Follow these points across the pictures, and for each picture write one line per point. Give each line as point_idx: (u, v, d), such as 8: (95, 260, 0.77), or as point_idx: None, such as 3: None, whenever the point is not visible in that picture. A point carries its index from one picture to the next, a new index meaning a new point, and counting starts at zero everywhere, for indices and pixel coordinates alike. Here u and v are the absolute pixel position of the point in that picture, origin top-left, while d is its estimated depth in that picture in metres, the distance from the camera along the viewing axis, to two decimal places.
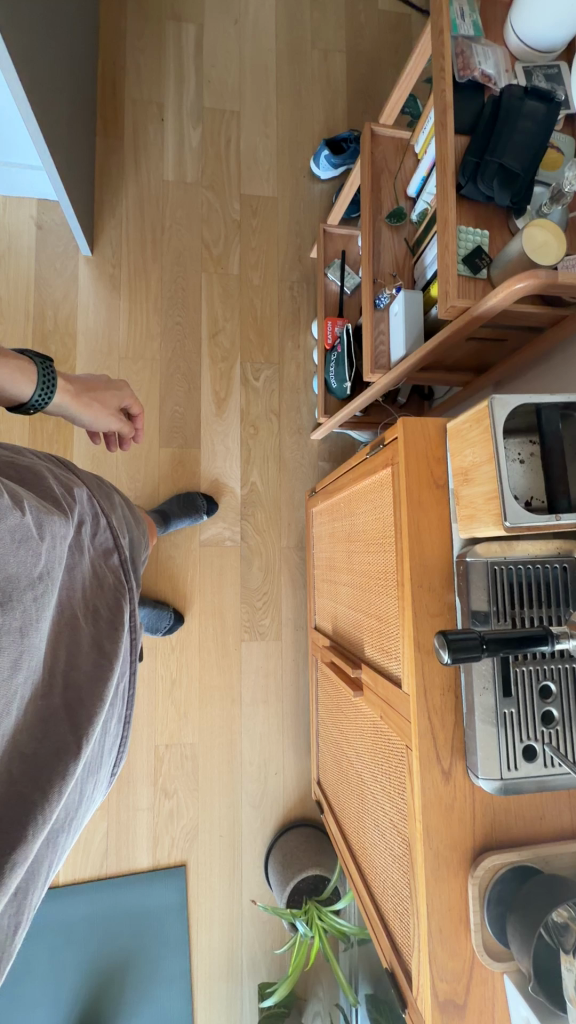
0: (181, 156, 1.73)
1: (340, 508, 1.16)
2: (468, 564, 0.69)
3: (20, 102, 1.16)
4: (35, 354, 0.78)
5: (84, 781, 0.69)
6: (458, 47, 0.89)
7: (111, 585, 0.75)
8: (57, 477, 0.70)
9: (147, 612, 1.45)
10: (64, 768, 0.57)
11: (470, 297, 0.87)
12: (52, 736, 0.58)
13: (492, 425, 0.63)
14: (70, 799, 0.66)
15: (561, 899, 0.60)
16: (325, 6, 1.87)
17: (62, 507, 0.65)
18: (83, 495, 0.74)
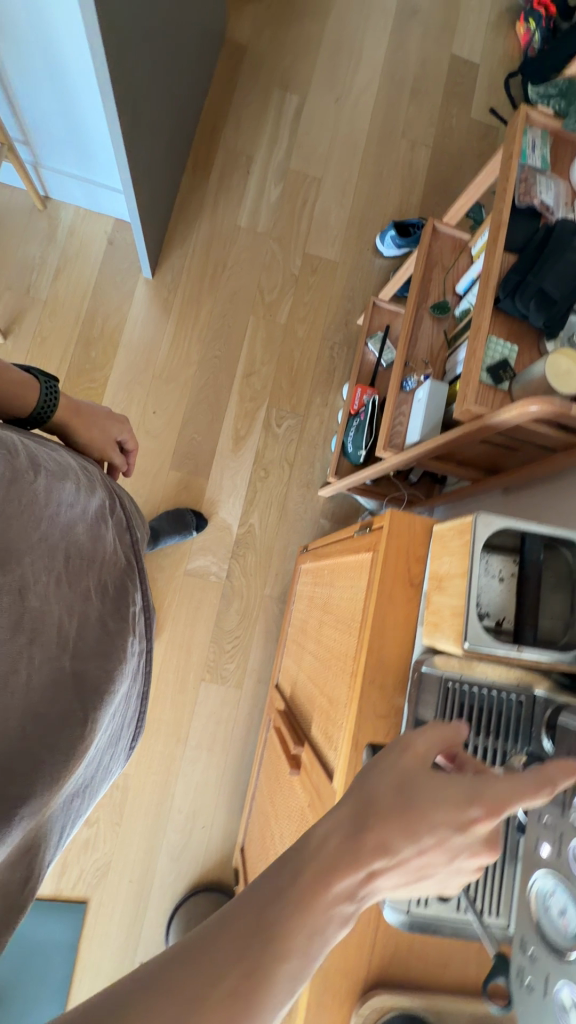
0: (257, 206, 1.83)
1: (322, 574, 1.15)
2: (422, 673, 0.68)
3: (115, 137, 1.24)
4: (39, 374, 0.82)
5: (104, 754, 0.78)
6: (523, 174, 0.94)
7: (128, 566, 0.80)
8: (78, 462, 0.78)
9: None
10: (71, 731, 0.60)
11: (487, 405, 0.88)
12: (62, 702, 0.61)
13: (471, 541, 0.63)
14: (92, 770, 0.75)
15: None
16: (421, 104, 1.99)
17: (77, 483, 0.72)
18: (101, 479, 0.81)
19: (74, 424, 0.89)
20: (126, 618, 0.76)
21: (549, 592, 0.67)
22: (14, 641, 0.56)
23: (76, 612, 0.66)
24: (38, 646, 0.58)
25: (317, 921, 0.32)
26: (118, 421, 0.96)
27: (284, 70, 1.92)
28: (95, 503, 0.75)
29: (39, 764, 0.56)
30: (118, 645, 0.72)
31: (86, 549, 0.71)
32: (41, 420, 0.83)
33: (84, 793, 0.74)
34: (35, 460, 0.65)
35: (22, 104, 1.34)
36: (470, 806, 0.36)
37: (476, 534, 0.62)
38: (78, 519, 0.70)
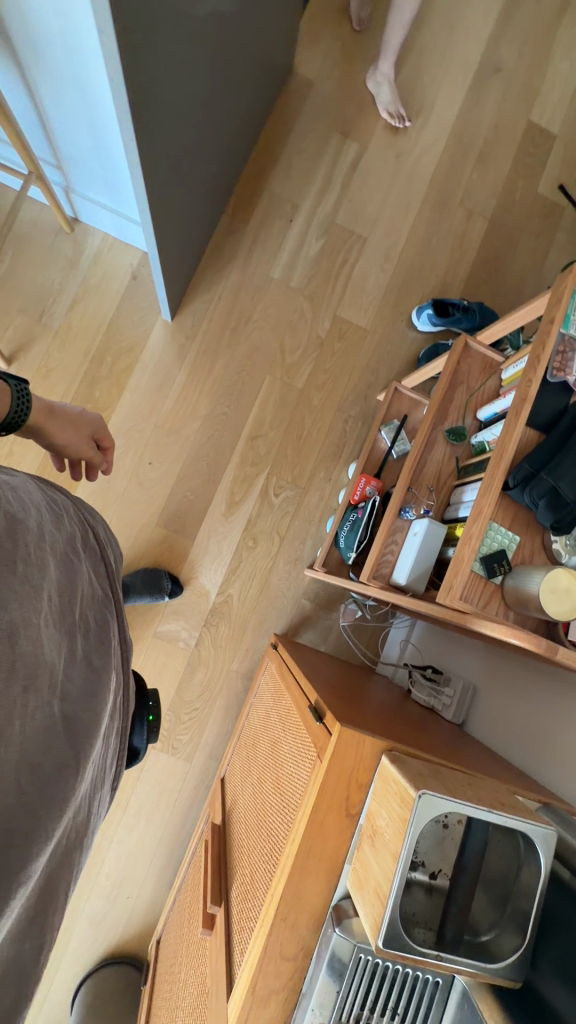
0: (294, 259, 1.74)
1: (281, 701, 1.09)
2: (336, 936, 0.62)
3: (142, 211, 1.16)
4: (10, 376, 0.71)
5: (94, 798, 0.78)
6: (560, 345, 0.86)
7: (107, 596, 0.80)
8: (42, 492, 0.71)
9: None
10: (62, 780, 0.61)
11: (473, 601, 0.81)
12: (57, 752, 0.61)
13: (410, 823, 0.58)
14: (84, 819, 0.74)
15: None
16: (486, 172, 1.87)
17: (47, 516, 0.67)
18: (69, 507, 0.76)
19: (52, 430, 0.83)
20: (108, 647, 0.77)
21: (494, 843, 0.66)
22: (10, 695, 0.53)
23: (65, 651, 0.64)
24: (33, 696, 0.56)
25: None
26: (91, 418, 0.91)
27: (347, 115, 1.81)
28: (66, 536, 0.70)
29: (35, 822, 0.55)
30: (102, 677, 0.73)
31: (69, 585, 0.68)
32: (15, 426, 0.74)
33: (83, 843, 0.75)
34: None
35: (56, 136, 1.27)
36: None
37: (417, 819, 0.57)
38: (54, 555, 0.66)
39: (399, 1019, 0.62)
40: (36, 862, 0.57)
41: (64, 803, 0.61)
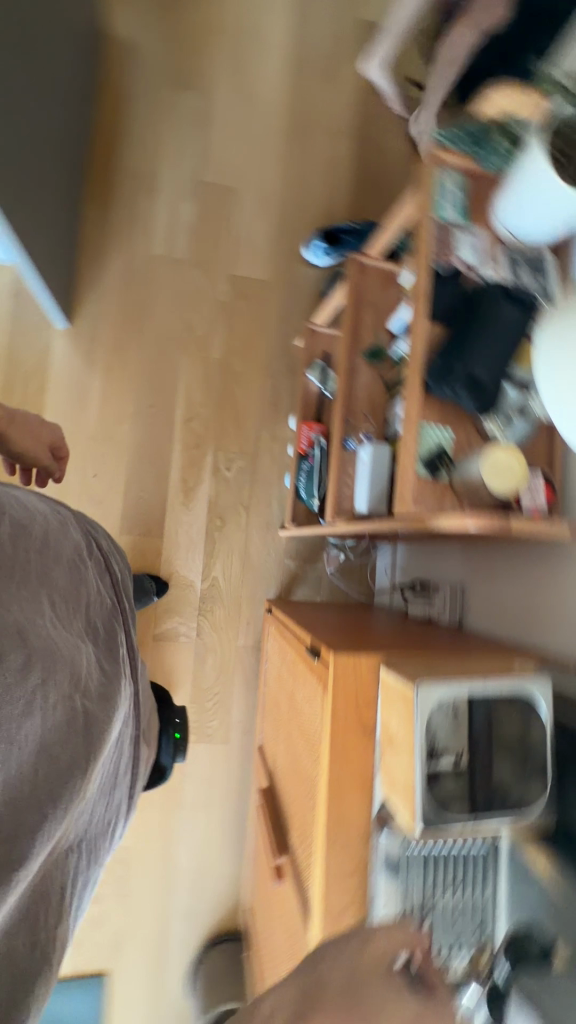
0: (172, 230, 1.68)
1: (287, 657, 1.12)
2: (384, 836, 0.66)
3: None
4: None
5: (106, 796, 0.82)
6: (442, 234, 0.86)
7: (113, 605, 0.86)
8: (50, 506, 0.82)
9: None
10: (81, 771, 0.66)
11: (428, 504, 0.82)
12: (76, 747, 0.66)
13: (416, 717, 0.61)
14: (96, 813, 0.78)
15: None
16: (337, 84, 1.80)
17: (50, 526, 0.76)
18: (73, 521, 0.86)
19: (7, 438, 0.80)
20: (115, 654, 0.82)
21: (506, 722, 0.68)
22: (27, 685, 0.59)
23: (77, 652, 0.70)
24: (51, 690, 0.62)
25: None
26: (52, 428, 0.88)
27: (178, 66, 1.71)
28: (69, 546, 0.79)
29: (55, 804, 0.60)
30: (113, 683, 0.78)
31: (72, 592, 0.76)
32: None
33: (85, 849, 0.76)
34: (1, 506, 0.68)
35: None
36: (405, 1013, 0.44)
37: (420, 710, 0.60)
38: (56, 563, 0.74)
39: (465, 894, 0.65)
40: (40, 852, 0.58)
41: (76, 798, 0.65)
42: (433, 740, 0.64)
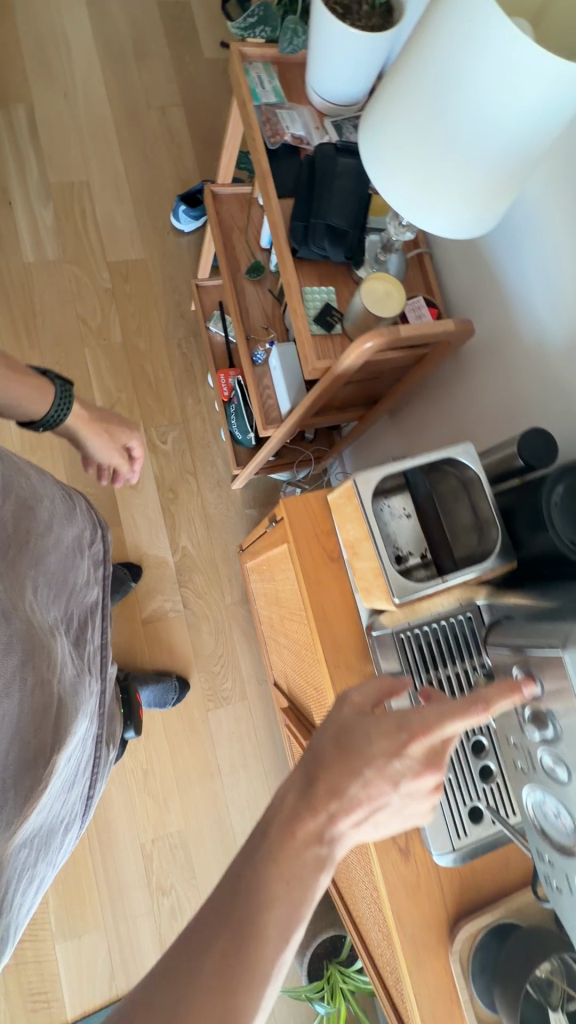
0: (37, 236, 1.69)
1: (264, 569, 1.14)
2: (375, 636, 0.69)
3: None
4: (55, 382, 0.97)
5: (69, 791, 0.84)
6: (264, 115, 0.91)
7: (92, 604, 0.94)
8: (63, 490, 0.88)
9: (150, 690, 1.44)
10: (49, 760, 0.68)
11: (330, 355, 0.87)
12: (46, 735, 0.68)
13: (361, 504, 0.64)
14: (56, 809, 0.80)
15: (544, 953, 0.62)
16: (152, 64, 1.87)
17: (56, 512, 0.82)
18: (81, 510, 0.92)
19: (90, 435, 1.07)
20: (81, 650, 0.87)
21: (460, 511, 0.68)
22: (8, 665, 0.62)
23: (55, 639, 0.75)
24: (30, 674, 0.65)
25: (293, 866, 0.45)
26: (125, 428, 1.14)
27: None
28: (71, 535, 0.86)
29: (19, 787, 0.62)
30: (80, 679, 0.82)
31: (59, 579, 0.82)
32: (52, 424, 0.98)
33: (37, 844, 0.74)
34: (9, 483, 0.72)
35: None
36: (401, 734, 0.47)
37: (362, 495, 0.63)
38: (52, 548, 0.80)
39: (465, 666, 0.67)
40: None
41: (41, 783, 0.67)
42: (396, 545, 0.67)
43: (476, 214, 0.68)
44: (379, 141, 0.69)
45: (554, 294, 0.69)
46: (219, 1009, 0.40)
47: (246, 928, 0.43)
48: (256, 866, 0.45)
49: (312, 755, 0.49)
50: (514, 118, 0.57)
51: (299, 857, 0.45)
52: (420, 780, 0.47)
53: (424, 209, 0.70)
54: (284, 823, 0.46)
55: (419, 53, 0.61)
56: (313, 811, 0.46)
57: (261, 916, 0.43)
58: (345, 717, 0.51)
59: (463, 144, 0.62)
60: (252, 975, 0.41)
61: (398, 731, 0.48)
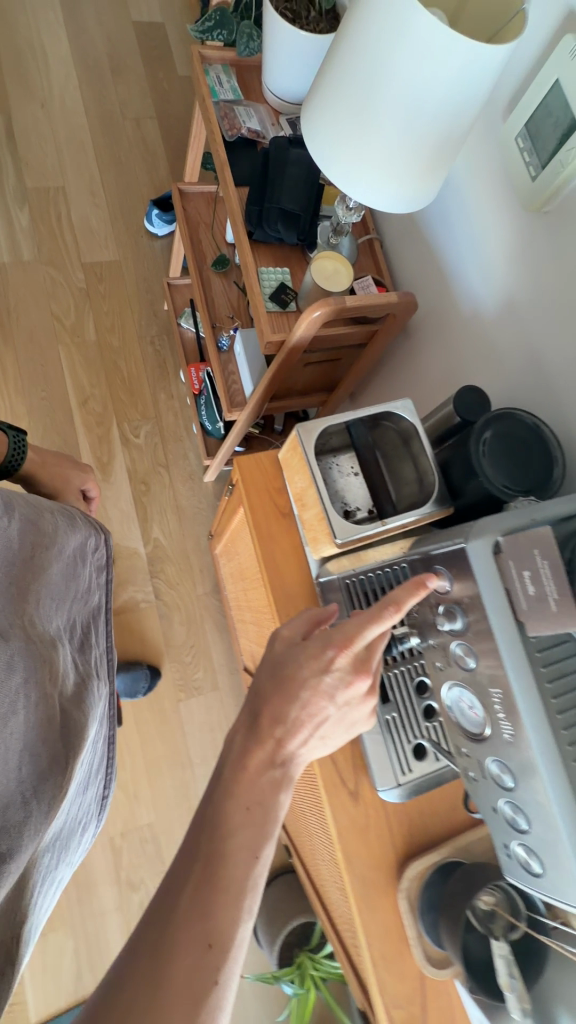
0: (13, 237, 1.74)
1: (229, 548, 1.16)
2: (323, 583, 0.71)
3: None
4: (7, 428, 0.84)
5: (85, 797, 0.75)
6: (222, 111, 0.97)
7: (94, 609, 0.84)
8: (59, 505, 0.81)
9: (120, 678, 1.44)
10: (60, 776, 0.62)
11: (285, 329, 0.92)
12: (53, 749, 0.63)
13: (305, 453, 0.68)
14: (75, 817, 0.72)
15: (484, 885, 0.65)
16: (127, 79, 1.96)
17: (55, 522, 0.75)
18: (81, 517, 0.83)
19: (43, 483, 0.88)
20: (87, 660, 0.77)
21: (401, 465, 0.73)
22: (11, 686, 0.57)
23: (57, 653, 0.68)
24: (34, 690, 0.60)
25: (251, 793, 0.53)
26: (82, 469, 0.93)
27: None
28: (73, 545, 0.78)
29: (29, 806, 0.57)
30: (88, 686, 0.74)
31: (61, 590, 0.74)
32: (9, 473, 0.84)
33: (57, 851, 0.67)
34: (9, 503, 0.68)
35: None
36: (326, 649, 0.54)
37: (306, 444, 0.67)
38: (53, 563, 0.73)
39: None
40: (19, 844, 0.55)
41: (62, 791, 0.62)
42: (344, 500, 0.73)
43: (413, 186, 0.73)
44: (319, 120, 0.74)
45: (485, 270, 0.77)
46: (203, 934, 0.45)
47: (216, 860, 0.49)
48: (222, 805, 0.52)
49: (252, 693, 0.57)
50: (442, 87, 0.62)
51: (254, 784, 0.53)
52: (351, 687, 0.55)
53: (362, 180, 0.74)
54: (235, 765, 0.54)
55: (348, 33, 0.66)
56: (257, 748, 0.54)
57: (226, 847, 0.49)
58: (278, 650, 0.58)
59: (399, 117, 0.66)
60: (228, 896, 0.48)
61: (324, 650, 0.55)
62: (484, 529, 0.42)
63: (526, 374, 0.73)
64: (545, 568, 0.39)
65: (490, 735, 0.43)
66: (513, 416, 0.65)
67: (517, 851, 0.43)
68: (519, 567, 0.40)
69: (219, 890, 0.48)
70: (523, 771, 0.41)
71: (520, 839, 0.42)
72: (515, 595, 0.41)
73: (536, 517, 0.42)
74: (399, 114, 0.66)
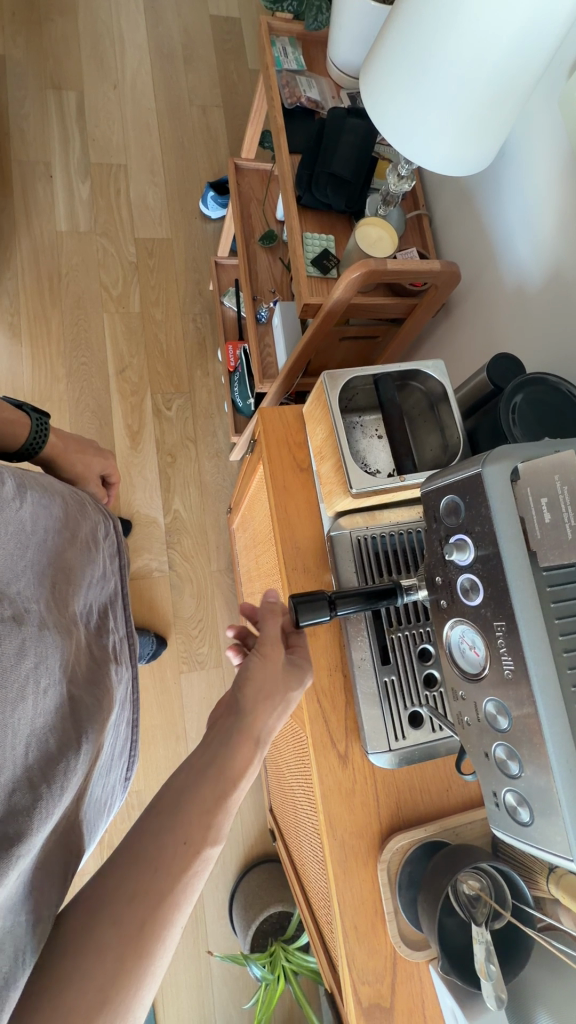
0: (72, 208, 1.80)
1: (246, 516, 1.16)
2: (333, 538, 0.70)
3: None
4: (31, 411, 0.78)
5: (102, 781, 0.64)
6: (284, 80, 0.98)
7: (109, 594, 0.75)
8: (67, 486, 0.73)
9: None
10: (68, 765, 0.52)
11: (323, 294, 0.91)
12: (60, 733, 0.53)
13: (328, 400, 0.66)
14: (91, 801, 0.60)
15: (474, 870, 0.60)
16: (198, 68, 2.01)
17: (65, 502, 0.67)
18: (90, 503, 0.76)
19: (62, 463, 0.83)
20: (103, 648, 0.68)
21: (424, 432, 0.72)
22: (18, 668, 0.49)
23: (70, 636, 0.59)
24: (43, 671, 0.52)
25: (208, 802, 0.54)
26: (105, 458, 0.89)
27: (52, 72, 1.89)
28: (83, 529, 0.70)
29: (38, 796, 0.48)
30: (104, 671, 0.65)
31: (79, 576, 0.67)
32: (29, 458, 0.79)
33: (73, 832, 0.55)
34: (20, 484, 0.60)
35: None
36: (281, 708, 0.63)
37: (330, 392, 0.65)
38: (64, 546, 0.65)
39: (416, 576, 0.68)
40: (31, 829, 0.46)
41: (73, 776, 0.53)
42: (365, 461, 0.72)
43: (466, 150, 0.73)
44: (379, 79, 0.74)
45: (534, 240, 0.76)
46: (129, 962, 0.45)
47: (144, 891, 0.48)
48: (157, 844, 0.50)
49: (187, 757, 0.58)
50: (496, 48, 0.61)
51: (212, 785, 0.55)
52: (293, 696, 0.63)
53: (418, 138, 0.74)
54: (177, 796, 0.54)
55: None
56: (243, 738, 0.59)
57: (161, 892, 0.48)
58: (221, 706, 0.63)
59: (454, 79, 0.66)
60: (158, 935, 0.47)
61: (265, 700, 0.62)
62: (503, 454, 0.40)
63: (564, 344, 0.71)
64: (564, 495, 0.37)
65: (489, 672, 0.41)
66: (545, 381, 0.63)
67: (507, 801, 0.40)
68: (536, 494, 0.39)
69: (147, 929, 0.46)
70: (520, 711, 0.38)
71: (511, 787, 0.40)
72: (529, 525, 0.39)
73: (559, 449, 0.40)
74: (453, 77, 0.66)
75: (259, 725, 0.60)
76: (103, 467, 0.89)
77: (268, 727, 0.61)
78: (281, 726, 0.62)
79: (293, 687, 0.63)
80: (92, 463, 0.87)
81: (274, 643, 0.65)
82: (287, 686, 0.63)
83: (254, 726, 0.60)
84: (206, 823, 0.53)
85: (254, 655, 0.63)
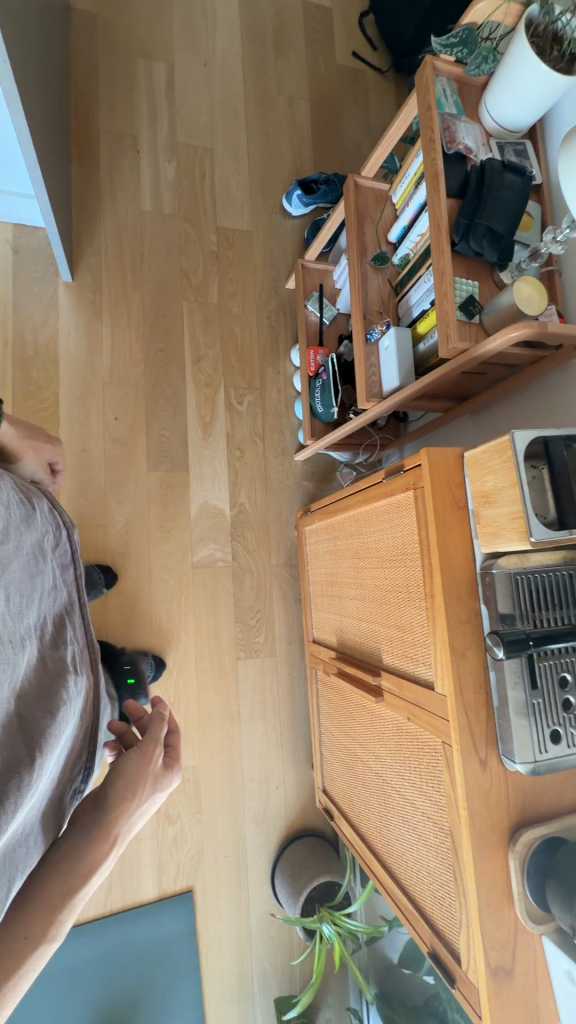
0: (157, 187, 1.78)
1: (344, 526, 1.25)
2: (494, 573, 0.79)
3: (27, 154, 1.19)
4: None
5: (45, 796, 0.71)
6: (446, 122, 1.03)
7: (62, 603, 0.81)
8: (20, 490, 0.74)
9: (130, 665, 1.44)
10: (20, 780, 0.61)
11: (467, 339, 0.99)
12: (11, 749, 0.62)
13: (514, 454, 0.74)
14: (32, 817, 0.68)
15: None
16: (287, 55, 1.99)
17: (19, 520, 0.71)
18: (43, 508, 0.79)
19: (16, 455, 0.86)
20: (59, 659, 0.76)
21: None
22: None
23: (24, 652, 0.67)
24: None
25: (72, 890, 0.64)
26: (53, 444, 0.94)
27: (141, 40, 1.83)
28: (33, 541, 0.74)
29: None
30: (60, 682, 0.74)
31: (30, 588, 0.72)
32: None
33: (14, 849, 0.62)
34: None
35: None
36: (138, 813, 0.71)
37: (517, 447, 0.74)
38: (15, 561, 0.69)
39: (559, 612, 0.79)
40: None
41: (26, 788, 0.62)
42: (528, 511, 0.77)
43: None
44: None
45: None
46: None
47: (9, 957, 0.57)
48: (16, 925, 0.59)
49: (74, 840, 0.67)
50: None
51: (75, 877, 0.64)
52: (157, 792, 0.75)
53: None
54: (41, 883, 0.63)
55: None
56: (100, 837, 0.67)
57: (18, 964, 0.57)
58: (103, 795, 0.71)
59: None
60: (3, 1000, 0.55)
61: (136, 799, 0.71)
62: None
63: None
64: None
65: None
66: None
67: None
68: None
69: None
70: None
71: None
72: None
73: None
74: None
75: (118, 825, 0.69)
76: (52, 454, 0.94)
77: (127, 825, 0.70)
78: (139, 822, 0.72)
79: (161, 784, 0.75)
80: (41, 448, 0.91)
81: (154, 744, 0.76)
82: (156, 783, 0.75)
83: (114, 826, 0.68)
84: (50, 918, 0.61)
85: (135, 751, 0.74)
